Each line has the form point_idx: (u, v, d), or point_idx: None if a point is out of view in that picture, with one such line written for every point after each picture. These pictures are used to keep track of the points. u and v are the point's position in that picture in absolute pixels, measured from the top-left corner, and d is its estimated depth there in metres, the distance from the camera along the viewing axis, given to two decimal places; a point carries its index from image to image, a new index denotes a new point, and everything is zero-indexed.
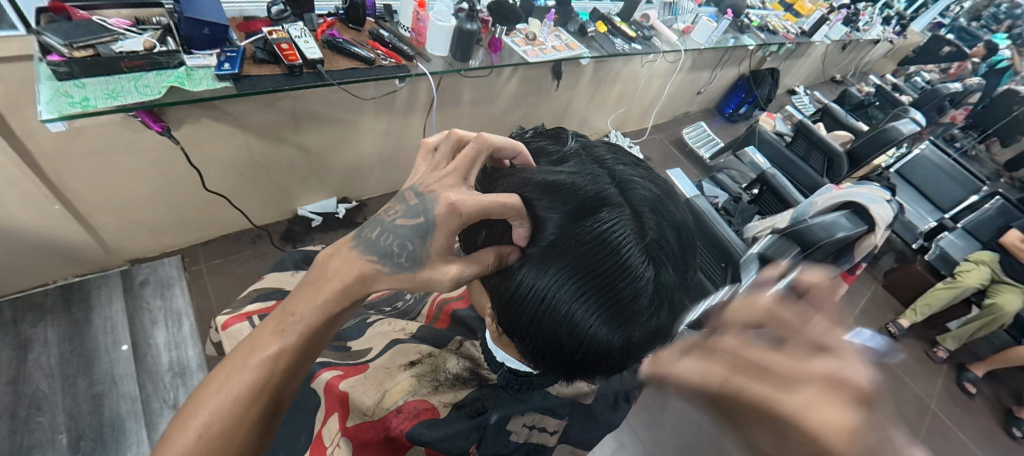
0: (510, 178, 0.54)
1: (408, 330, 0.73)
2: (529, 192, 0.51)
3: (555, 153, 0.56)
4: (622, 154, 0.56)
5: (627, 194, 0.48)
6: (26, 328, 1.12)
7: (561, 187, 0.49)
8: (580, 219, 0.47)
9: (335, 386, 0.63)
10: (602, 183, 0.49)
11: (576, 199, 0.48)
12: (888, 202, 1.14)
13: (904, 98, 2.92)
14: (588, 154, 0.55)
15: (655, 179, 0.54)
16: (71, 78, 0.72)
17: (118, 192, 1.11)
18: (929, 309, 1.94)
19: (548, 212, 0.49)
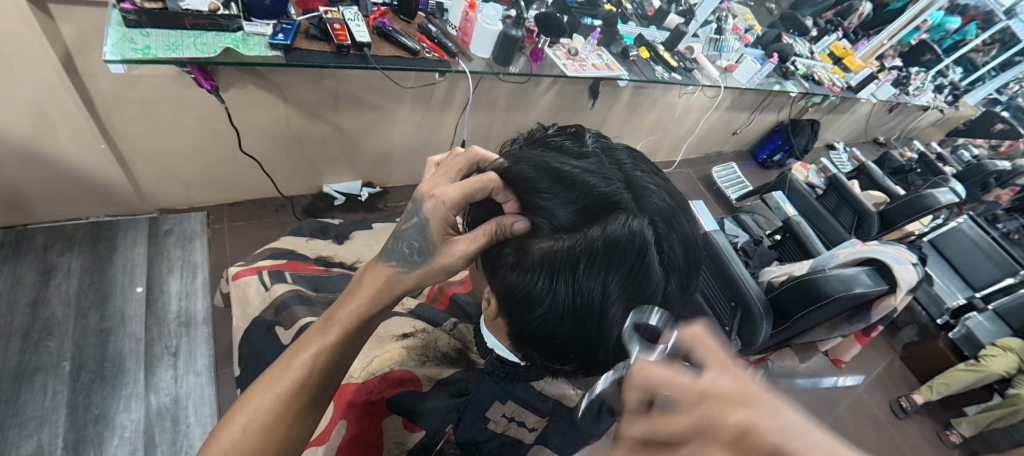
0: (520, 162, 0.53)
1: (407, 306, 0.75)
2: (538, 183, 0.51)
3: (571, 148, 0.54)
4: (641, 160, 0.54)
5: (640, 201, 0.47)
6: (54, 255, 1.18)
7: (576, 184, 0.49)
8: (591, 221, 0.47)
9: None
10: (614, 185, 0.48)
11: (589, 197, 0.48)
12: (914, 266, 1.11)
13: (947, 169, 2.85)
14: (607, 155, 0.53)
15: (671, 190, 0.52)
16: (138, 27, 0.77)
17: (159, 142, 1.16)
18: (946, 389, 1.85)
19: (559, 205, 0.49)
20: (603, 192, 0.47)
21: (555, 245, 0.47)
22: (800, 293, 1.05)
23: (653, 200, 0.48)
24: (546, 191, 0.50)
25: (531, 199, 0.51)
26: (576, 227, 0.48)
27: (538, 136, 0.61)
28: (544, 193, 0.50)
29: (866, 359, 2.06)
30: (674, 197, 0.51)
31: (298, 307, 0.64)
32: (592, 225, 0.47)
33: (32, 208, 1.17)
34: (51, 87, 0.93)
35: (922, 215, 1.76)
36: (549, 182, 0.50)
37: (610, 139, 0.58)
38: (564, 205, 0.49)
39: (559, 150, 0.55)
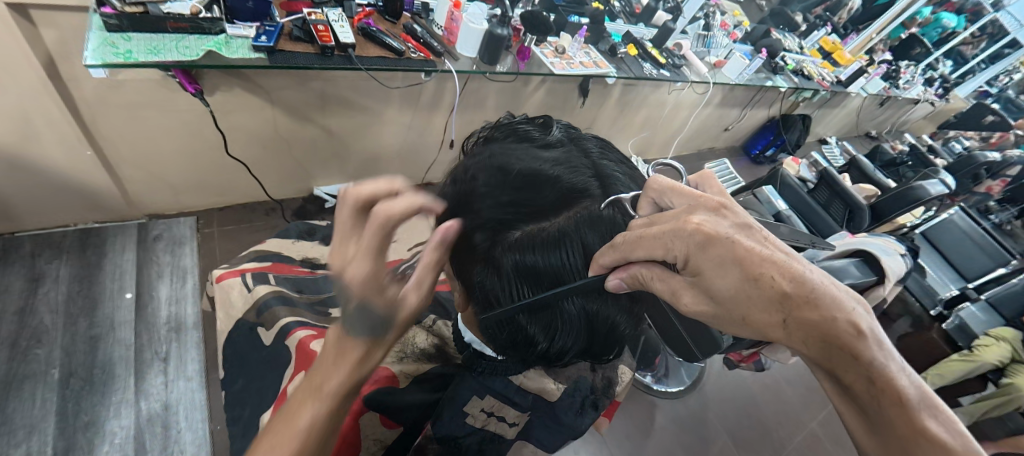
0: (489, 155, 0.50)
1: None
2: (507, 174, 0.48)
3: (535, 135, 0.52)
4: (608, 149, 0.54)
5: (608, 187, 0.48)
6: (42, 263, 1.18)
7: (546, 172, 0.47)
8: (563, 212, 0.47)
9: (303, 343, 0.58)
10: (584, 175, 0.48)
11: (560, 190, 0.46)
12: (902, 257, 1.11)
13: (938, 161, 2.88)
14: (578, 141, 0.53)
15: (634, 176, 0.54)
16: (119, 31, 0.77)
17: (147, 147, 1.16)
18: (939, 380, 1.90)
19: (529, 199, 0.47)
20: (573, 180, 0.47)
21: (530, 239, 0.46)
22: None
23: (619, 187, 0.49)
24: (510, 179, 0.48)
25: (495, 184, 0.48)
26: (548, 218, 0.47)
27: (501, 124, 0.59)
28: (509, 181, 0.48)
29: None
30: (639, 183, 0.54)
31: (280, 308, 0.63)
32: (560, 212, 0.47)
33: (19, 215, 1.16)
34: (34, 93, 0.93)
35: (912, 207, 1.77)
36: (515, 171, 0.48)
37: (575, 127, 0.58)
38: (532, 194, 0.47)
39: (522, 135, 0.54)
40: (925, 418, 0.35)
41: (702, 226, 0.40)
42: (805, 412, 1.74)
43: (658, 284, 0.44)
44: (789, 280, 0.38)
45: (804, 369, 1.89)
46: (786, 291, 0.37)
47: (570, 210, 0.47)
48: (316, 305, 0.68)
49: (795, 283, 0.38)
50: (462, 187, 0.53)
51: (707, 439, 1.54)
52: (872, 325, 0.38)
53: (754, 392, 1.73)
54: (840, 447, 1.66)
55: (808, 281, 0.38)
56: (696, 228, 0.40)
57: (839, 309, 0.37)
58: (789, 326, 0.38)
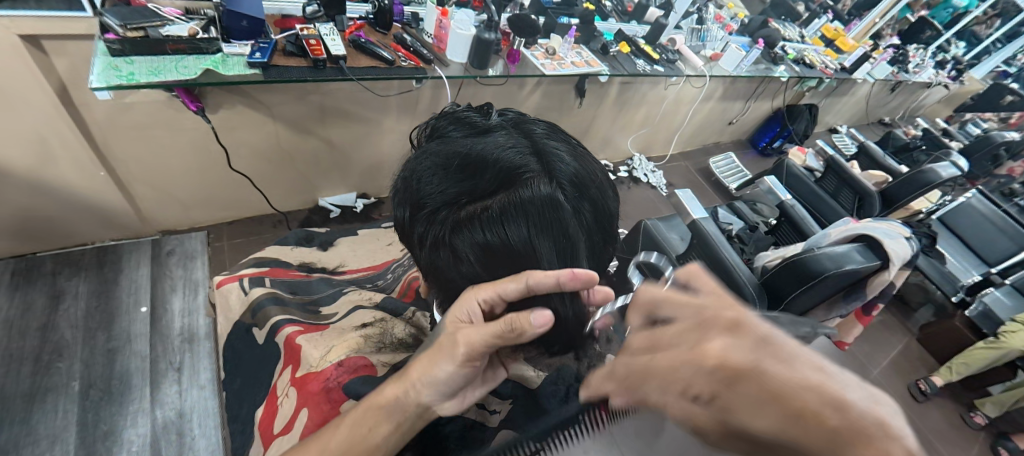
0: (440, 145, 0.54)
1: (373, 300, 0.72)
2: (455, 161, 0.51)
3: (480, 125, 0.56)
4: (553, 133, 0.57)
5: (548, 166, 0.50)
6: (62, 280, 1.23)
7: (487, 156, 0.50)
8: (507, 189, 0.48)
9: (292, 339, 0.61)
10: (523, 154, 0.50)
11: (500, 168, 0.49)
12: (907, 240, 1.09)
13: (953, 144, 2.81)
14: (523, 127, 0.56)
15: (580, 158, 0.56)
16: (122, 55, 0.81)
17: (157, 165, 1.21)
18: (966, 369, 1.83)
19: (475, 181, 0.49)
20: (513, 161, 0.49)
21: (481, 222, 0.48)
22: (789, 275, 1.06)
23: (560, 165, 0.51)
24: (455, 166, 0.51)
25: (442, 172, 0.51)
26: (492, 195, 0.48)
27: (452, 114, 0.62)
28: (455, 168, 0.51)
29: (879, 343, 2.05)
30: (586, 164, 0.55)
31: (273, 308, 0.65)
32: (500, 191, 0.48)
33: (41, 236, 1.22)
34: (49, 120, 0.98)
35: (923, 191, 1.73)
36: (459, 159, 0.51)
37: (523, 114, 0.62)
38: (475, 178, 0.49)
39: (468, 127, 0.57)
40: None
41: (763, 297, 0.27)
42: None
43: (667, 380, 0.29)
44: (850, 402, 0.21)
45: None
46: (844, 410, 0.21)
47: (511, 189, 0.48)
48: (309, 304, 0.70)
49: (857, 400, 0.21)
50: (413, 176, 0.54)
51: None
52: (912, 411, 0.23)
53: None
54: None
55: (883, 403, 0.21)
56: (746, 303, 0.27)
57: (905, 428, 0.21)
58: None
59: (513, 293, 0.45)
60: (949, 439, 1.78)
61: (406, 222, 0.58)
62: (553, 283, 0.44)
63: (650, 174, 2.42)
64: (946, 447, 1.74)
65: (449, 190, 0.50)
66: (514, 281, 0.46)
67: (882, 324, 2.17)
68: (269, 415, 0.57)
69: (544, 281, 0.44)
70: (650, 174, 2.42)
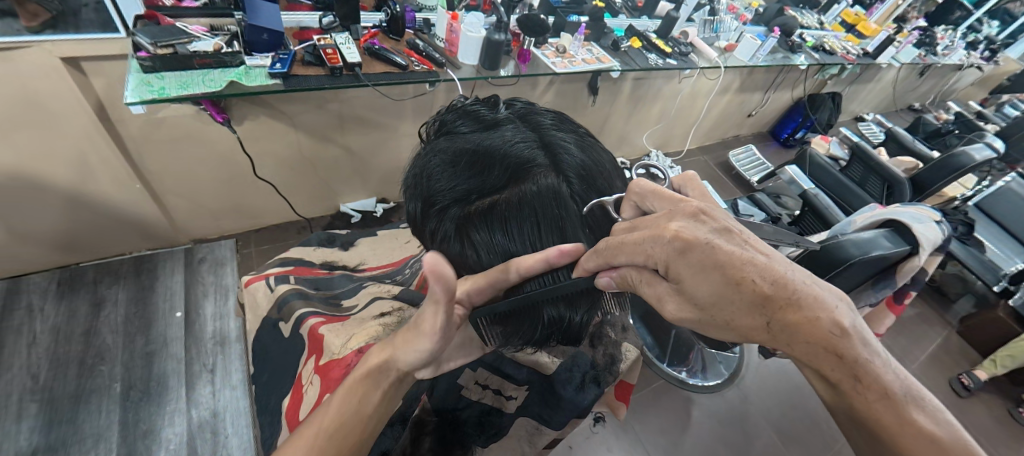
0: (450, 141, 0.55)
1: (392, 292, 0.74)
2: (464, 157, 0.52)
3: (487, 118, 0.57)
4: (562, 123, 0.58)
5: (555, 158, 0.52)
6: (103, 288, 1.30)
7: (495, 151, 0.51)
8: (515, 183, 0.50)
9: (315, 329, 0.63)
10: (531, 147, 0.52)
11: (509, 162, 0.50)
12: (938, 224, 1.06)
13: (990, 127, 2.68)
14: (531, 119, 0.56)
15: (589, 148, 0.57)
16: (154, 71, 0.86)
17: (188, 177, 1.27)
18: (1012, 362, 1.76)
19: (484, 176, 0.51)
20: (521, 154, 0.50)
21: (489, 216, 0.50)
22: (812, 264, 1.03)
23: (568, 157, 0.52)
24: (464, 162, 0.52)
25: (451, 169, 0.52)
26: (501, 190, 0.50)
27: (459, 107, 0.63)
28: (463, 164, 0.52)
29: (916, 337, 1.98)
30: (595, 153, 0.56)
31: (297, 302, 0.68)
32: (510, 185, 0.50)
33: (83, 247, 1.30)
34: (89, 136, 1.05)
35: (957, 175, 1.65)
36: (467, 155, 0.52)
37: (529, 106, 0.62)
38: (483, 175, 0.51)
39: (476, 121, 0.58)
40: (909, 408, 0.36)
41: (681, 233, 0.39)
42: None
43: (644, 286, 0.44)
44: (772, 284, 0.36)
45: None
46: (767, 295, 0.35)
47: (521, 183, 0.50)
48: (331, 299, 0.72)
49: (776, 285, 0.36)
50: (424, 171, 0.55)
51: (752, 434, 1.47)
52: (854, 320, 0.36)
53: (800, 383, 1.64)
54: None
55: (792, 282, 0.35)
56: (675, 234, 0.39)
57: (815, 312, 0.35)
58: (773, 328, 0.36)
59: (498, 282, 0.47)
60: (996, 436, 1.70)
61: (418, 217, 0.59)
62: (543, 263, 0.46)
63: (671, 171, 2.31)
64: (993, 444, 1.66)
65: (458, 186, 0.51)
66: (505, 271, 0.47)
67: (919, 317, 2.08)
68: (296, 403, 0.59)
69: (535, 265, 0.45)
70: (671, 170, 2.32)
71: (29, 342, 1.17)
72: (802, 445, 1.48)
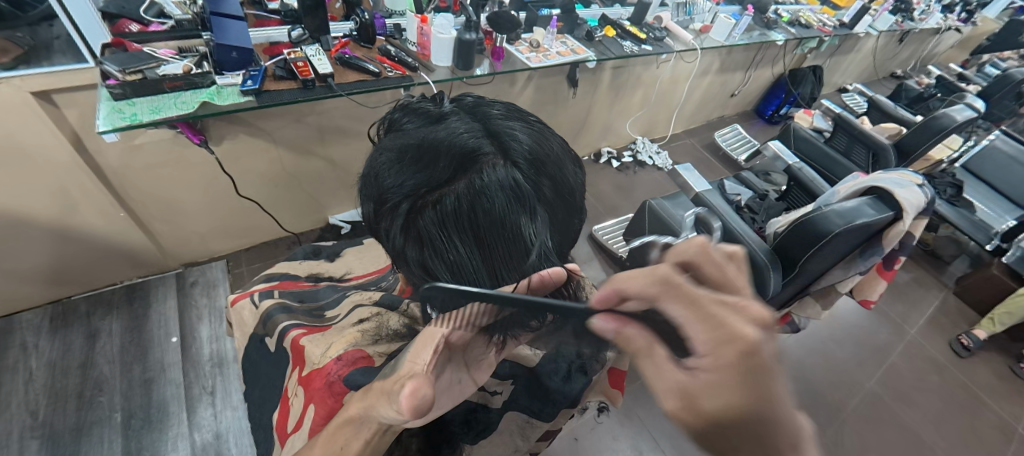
0: (400, 139, 0.56)
1: (373, 297, 0.73)
2: (411, 154, 0.53)
3: (434, 113, 0.58)
4: (511, 112, 0.58)
5: (502, 145, 0.51)
6: (96, 320, 1.30)
7: (440, 143, 0.52)
8: (459, 173, 0.49)
9: (297, 341, 0.63)
10: (475, 136, 0.51)
11: (453, 153, 0.50)
12: (921, 188, 1.06)
13: (971, 88, 2.69)
14: (479, 111, 0.57)
15: (540, 134, 0.56)
16: (124, 98, 0.85)
17: (171, 201, 1.27)
18: (1009, 319, 1.77)
19: (429, 170, 0.51)
20: (466, 144, 0.50)
21: (435, 210, 0.49)
22: (799, 238, 1.04)
23: (516, 144, 0.51)
24: (411, 158, 0.52)
25: (398, 165, 0.53)
26: (446, 182, 0.50)
27: (411, 106, 0.64)
28: (410, 159, 0.52)
29: (913, 301, 1.99)
30: (547, 140, 0.55)
31: (281, 316, 0.68)
32: (455, 176, 0.49)
33: (74, 280, 1.29)
34: (69, 170, 1.04)
35: (939, 138, 1.66)
36: (412, 151, 0.52)
37: (481, 99, 0.62)
38: (429, 168, 0.51)
39: (422, 117, 0.58)
40: None
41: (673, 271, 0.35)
42: (860, 370, 1.65)
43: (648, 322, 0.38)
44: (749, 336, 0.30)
45: (851, 326, 1.80)
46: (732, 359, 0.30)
47: (467, 172, 0.49)
48: (316, 311, 0.72)
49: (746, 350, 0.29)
50: (375, 172, 0.56)
51: None
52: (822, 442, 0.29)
53: (801, 358, 1.65)
54: (904, 404, 1.57)
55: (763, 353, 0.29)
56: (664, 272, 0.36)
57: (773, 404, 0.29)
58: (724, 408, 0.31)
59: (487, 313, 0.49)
60: (999, 393, 1.71)
61: (376, 218, 0.59)
62: (524, 290, 0.50)
63: (655, 156, 2.42)
64: (997, 402, 1.67)
65: (406, 181, 0.51)
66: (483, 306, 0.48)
67: (914, 282, 2.09)
68: (285, 415, 0.60)
69: (513, 293, 0.49)
70: (655, 155, 2.42)
71: (26, 379, 1.17)
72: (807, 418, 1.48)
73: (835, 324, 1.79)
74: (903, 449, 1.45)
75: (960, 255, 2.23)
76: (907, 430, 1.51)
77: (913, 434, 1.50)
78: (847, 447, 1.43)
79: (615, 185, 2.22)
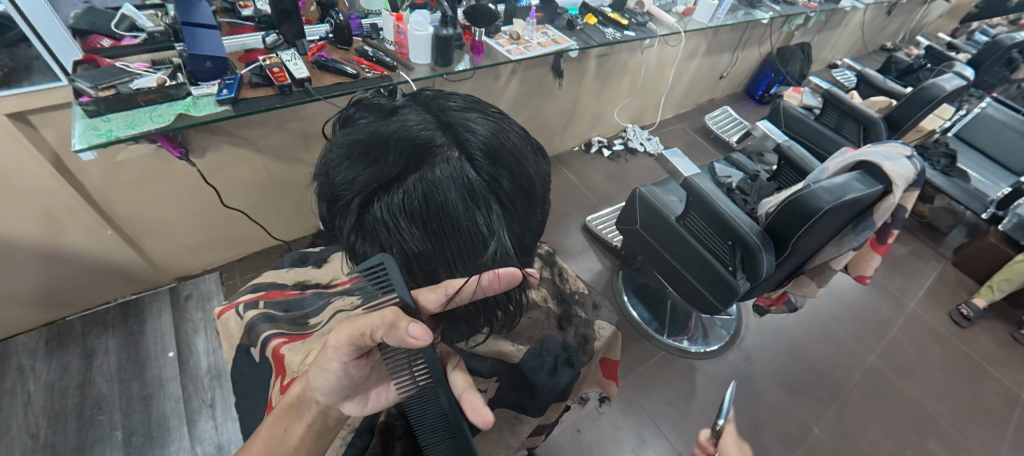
0: (351, 132, 0.54)
1: None
2: (360, 148, 0.51)
3: (386, 107, 0.57)
4: (466, 102, 0.57)
5: (456, 137, 0.50)
6: (92, 340, 1.30)
7: (389, 136, 0.50)
8: (412, 167, 0.49)
9: (278, 350, 0.64)
10: (428, 128, 0.50)
11: (404, 146, 0.49)
12: (909, 160, 1.05)
13: (961, 56, 2.67)
14: (434, 103, 0.55)
15: (498, 124, 0.55)
16: (99, 114, 0.84)
17: (158, 215, 1.26)
18: (1007, 286, 1.77)
19: (380, 164, 0.50)
20: (418, 137, 0.49)
21: (389, 206, 0.49)
22: (789, 216, 1.03)
23: (470, 135, 0.51)
24: (359, 152, 0.51)
25: (348, 161, 0.52)
26: (399, 177, 0.49)
27: (365, 99, 0.62)
28: (358, 155, 0.51)
29: (911, 274, 1.99)
30: (505, 131, 0.54)
31: (264, 326, 0.69)
32: (407, 171, 0.49)
33: (67, 301, 1.29)
34: (51, 191, 1.03)
35: (928, 108, 1.64)
36: (361, 145, 0.51)
37: (436, 90, 0.61)
38: (379, 163, 0.50)
39: (375, 111, 0.57)
40: None
41: None
42: (860, 346, 1.65)
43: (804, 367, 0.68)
44: None
45: (849, 302, 1.80)
46: None
47: (418, 166, 0.49)
48: (300, 318, 0.72)
49: None
50: (328, 168, 0.55)
51: (758, 392, 1.48)
52: None
53: (801, 337, 1.65)
54: (906, 377, 1.57)
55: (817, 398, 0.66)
56: None
57: None
58: None
59: (433, 303, 0.48)
60: (999, 360, 1.71)
61: (332, 216, 0.58)
62: (476, 288, 0.49)
63: (646, 142, 2.41)
64: (998, 369, 1.68)
65: (357, 178, 0.51)
66: (433, 293, 0.48)
67: (912, 255, 2.09)
68: None
69: (467, 290, 0.49)
70: (646, 142, 2.41)
71: (24, 402, 1.16)
72: (809, 397, 1.48)
73: (833, 301, 1.79)
74: (906, 422, 1.46)
75: (958, 225, 2.22)
76: (909, 402, 1.51)
77: (916, 406, 1.50)
78: (850, 423, 1.43)
79: (607, 174, 2.21)
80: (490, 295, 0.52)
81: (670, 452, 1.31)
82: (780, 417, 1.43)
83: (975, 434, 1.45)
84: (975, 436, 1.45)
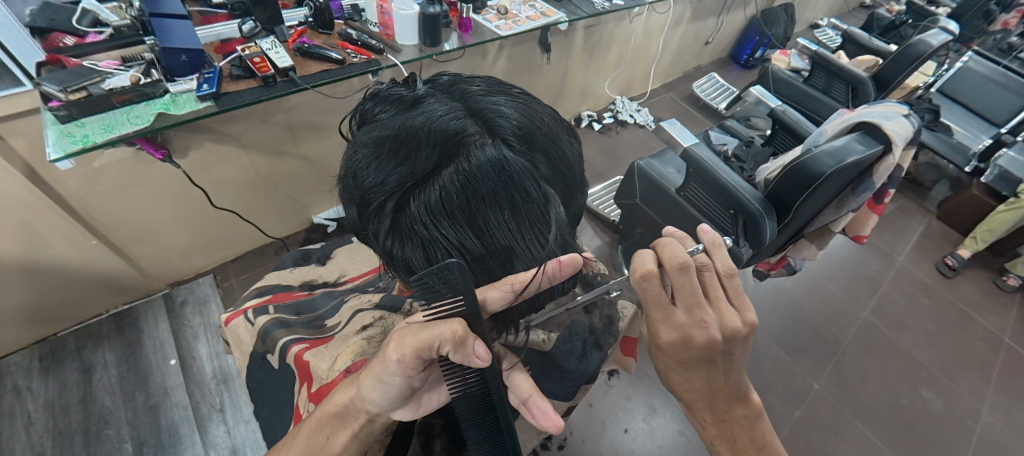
0: (374, 130, 0.52)
1: (373, 301, 0.72)
2: (388, 146, 0.49)
3: (405, 98, 0.54)
4: (489, 85, 0.54)
5: (487, 124, 0.48)
6: (88, 354, 1.26)
7: (418, 130, 0.48)
8: (447, 160, 0.47)
9: (301, 356, 0.62)
10: (458, 117, 0.48)
11: (436, 139, 0.47)
12: (906, 118, 1.06)
13: (941, 10, 2.68)
14: (456, 89, 0.53)
15: (525, 106, 0.53)
16: (72, 119, 0.78)
17: (143, 221, 1.20)
18: (991, 236, 1.81)
19: (413, 160, 0.47)
20: (448, 127, 0.47)
21: (429, 203, 0.47)
22: (793, 184, 1.04)
23: (502, 120, 0.48)
24: (389, 150, 0.49)
25: (377, 161, 0.50)
26: (435, 171, 0.47)
27: (379, 93, 0.59)
28: (388, 152, 0.49)
29: (900, 230, 2.03)
30: (535, 112, 0.52)
31: (279, 332, 0.66)
32: (442, 165, 0.47)
33: (56, 316, 1.24)
34: (27, 205, 0.97)
35: (915, 65, 1.65)
36: (389, 142, 0.49)
37: (452, 75, 0.58)
38: (411, 159, 0.48)
39: (395, 104, 0.54)
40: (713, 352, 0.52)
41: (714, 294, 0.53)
42: (854, 303, 1.70)
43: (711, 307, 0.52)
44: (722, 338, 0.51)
45: (843, 261, 1.84)
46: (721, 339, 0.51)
47: (452, 158, 0.47)
48: (315, 321, 0.70)
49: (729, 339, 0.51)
50: (353, 171, 0.53)
51: (759, 354, 1.51)
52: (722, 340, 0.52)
53: (796, 297, 1.69)
54: (898, 330, 1.63)
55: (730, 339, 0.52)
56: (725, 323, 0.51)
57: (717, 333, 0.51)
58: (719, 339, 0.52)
59: (499, 300, 0.49)
60: (984, 307, 1.79)
61: (362, 220, 0.57)
62: (541, 278, 0.50)
63: (635, 114, 2.38)
64: (983, 316, 1.75)
65: (389, 178, 0.49)
66: (498, 288, 0.49)
67: (899, 211, 2.13)
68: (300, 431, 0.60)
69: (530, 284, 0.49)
70: (636, 113, 2.38)
71: (26, 423, 1.13)
72: (808, 355, 1.53)
73: (828, 261, 1.83)
74: (900, 372, 1.52)
75: (941, 179, 2.27)
76: (902, 353, 1.57)
77: (909, 357, 1.56)
78: (848, 377, 1.48)
79: (599, 148, 2.19)
80: (554, 283, 0.53)
81: (680, 419, 1.35)
82: (782, 377, 1.46)
83: (964, 379, 1.52)
84: (964, 381, 1.52)
